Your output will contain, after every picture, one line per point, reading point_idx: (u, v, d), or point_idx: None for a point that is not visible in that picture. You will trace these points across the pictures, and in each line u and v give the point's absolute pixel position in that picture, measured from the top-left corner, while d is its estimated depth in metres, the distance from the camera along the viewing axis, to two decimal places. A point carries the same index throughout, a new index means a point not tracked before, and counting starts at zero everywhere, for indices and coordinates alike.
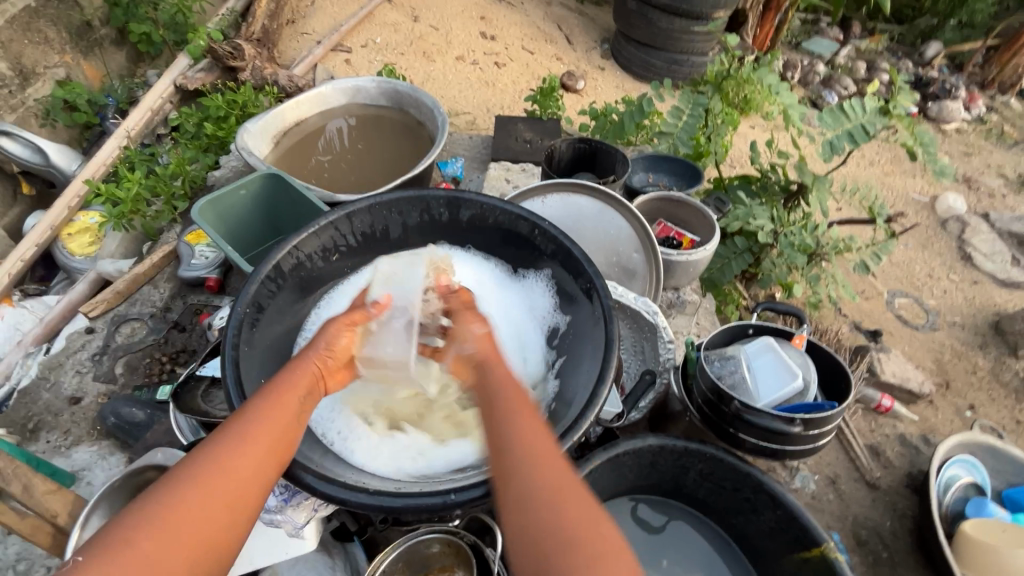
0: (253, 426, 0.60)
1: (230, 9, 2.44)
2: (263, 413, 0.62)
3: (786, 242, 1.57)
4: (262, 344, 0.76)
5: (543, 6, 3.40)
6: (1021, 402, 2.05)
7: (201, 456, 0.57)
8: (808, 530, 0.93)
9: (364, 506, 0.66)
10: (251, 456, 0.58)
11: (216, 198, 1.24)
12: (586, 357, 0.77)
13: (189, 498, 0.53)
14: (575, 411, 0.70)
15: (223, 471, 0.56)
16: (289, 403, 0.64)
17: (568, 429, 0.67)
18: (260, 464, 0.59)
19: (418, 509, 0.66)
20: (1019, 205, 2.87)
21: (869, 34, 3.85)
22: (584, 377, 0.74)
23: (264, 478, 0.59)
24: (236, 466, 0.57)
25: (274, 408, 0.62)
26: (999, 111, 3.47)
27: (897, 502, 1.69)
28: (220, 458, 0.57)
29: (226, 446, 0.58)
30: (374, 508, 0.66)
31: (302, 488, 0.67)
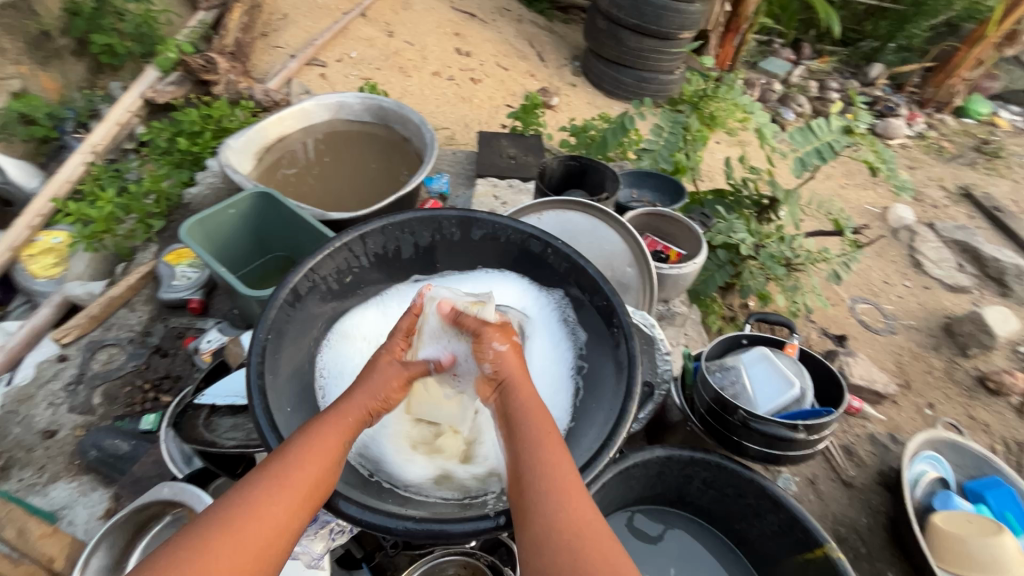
0: (289, 467, 0.59)
1: (200, 21, 2.38)
2: (299, 453, 0.61)
3: (765, 254, 1.64)
4: (283, 370, 0.74)
5: (514, 23, 3.46)
6: (973, 399, 2.20)
7: (235, 498, 0.56)
8: (811, 532, 0.96)
9: (410, 534, 0.63)
10: (283, 499, 0.57)
11: (204, 218, 1.20)
12: (609, 371, 0.79)
13: (220, 542, 0.53)
14: (605, 426, 0.72)
15: (255, 513, 0.55)
16: (325, 446, 0.63)
17: (603, 444, 0.68)
18: (292, 507, 0.57)
19: (464, 534, 0.63)
20: (959, 215, 3.10)
21: (819, 55, 4.10)
22: (610, 392, 0.76)
23: (294, 523, 0.57)
24: (269, 507, 0.56)
25: (310, 450, 0.61)
26: (937, 128, 3.75)
27: (871, 499, 1.78)
28: (252, 501, 0.56)
29: (261, 487, 0.57)
30: (420, 535, 0.63)
31: (342, 518, 0.65)
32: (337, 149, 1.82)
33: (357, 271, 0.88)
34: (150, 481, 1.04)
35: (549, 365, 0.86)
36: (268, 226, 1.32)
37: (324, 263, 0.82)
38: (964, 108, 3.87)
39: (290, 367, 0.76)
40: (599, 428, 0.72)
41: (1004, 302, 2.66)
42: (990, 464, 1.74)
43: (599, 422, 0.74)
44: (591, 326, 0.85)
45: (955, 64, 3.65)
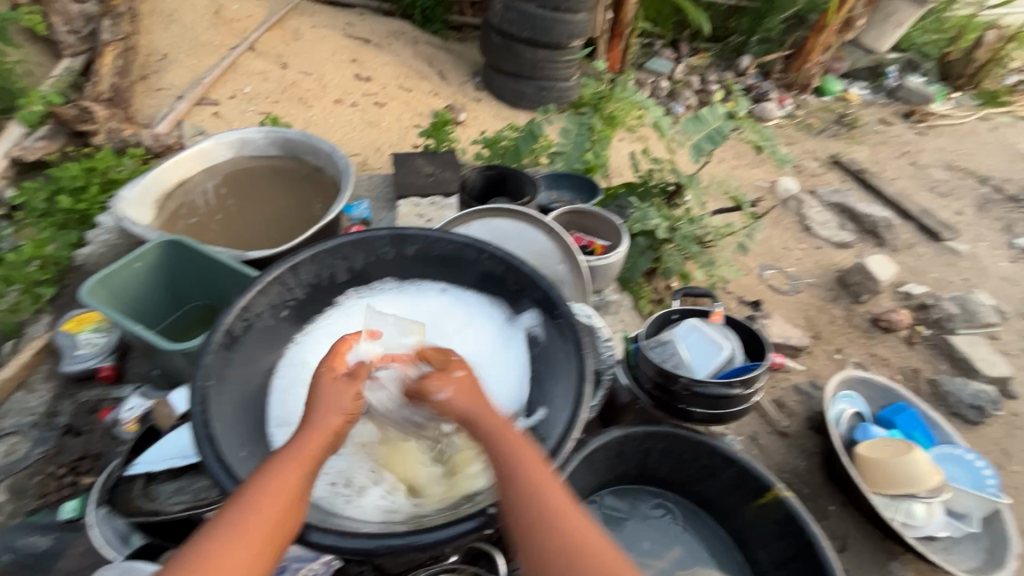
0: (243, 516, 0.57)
1: (66, 68, 2.19)
2: (253, 502, 0.59)
3: (679, 235, 1.76)
4: (231, 418, 0.72)
5: (410, 46, 3.49)
6: (872, 339, 2.47)
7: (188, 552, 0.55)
8: (760, 478, 1.05)
9: (394, 551, 0.63)
10: (240, 549, 0.56)
11: (107, 277, 1.11)
12: (562, 361, 0.82)
13: None
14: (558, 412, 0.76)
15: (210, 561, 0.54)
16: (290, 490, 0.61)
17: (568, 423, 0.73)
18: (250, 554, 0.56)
19: (454, 537, 0.64)
20: (833, 181, 3.51)
21: (696, 52, 4.49)
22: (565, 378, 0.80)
23: (257, 573, 0.56)
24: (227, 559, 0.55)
25: (265, 496, 0.59)
26: (803, 107, 4.22)
27: (805, 443, 1.95)
28: (203, 555, 0.54)
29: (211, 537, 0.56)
30: (405, 549, 0.63)
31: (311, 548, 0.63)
32: (245, 187, 1.73)
33: (292, 304, 0.85)
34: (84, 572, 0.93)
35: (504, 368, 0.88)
36: (181, 275, 1.23)
37: (256, 300, 0.79)
38: (821, 88, 4.39)
39: (236, 412, 0.73)
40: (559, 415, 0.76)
41: (881, 251, 3.03)
42: (894, 392, 1.98)
43: (559, 405, 0.78)
44: (535, 326, 0.88)
45: (809, 50, 4.13)
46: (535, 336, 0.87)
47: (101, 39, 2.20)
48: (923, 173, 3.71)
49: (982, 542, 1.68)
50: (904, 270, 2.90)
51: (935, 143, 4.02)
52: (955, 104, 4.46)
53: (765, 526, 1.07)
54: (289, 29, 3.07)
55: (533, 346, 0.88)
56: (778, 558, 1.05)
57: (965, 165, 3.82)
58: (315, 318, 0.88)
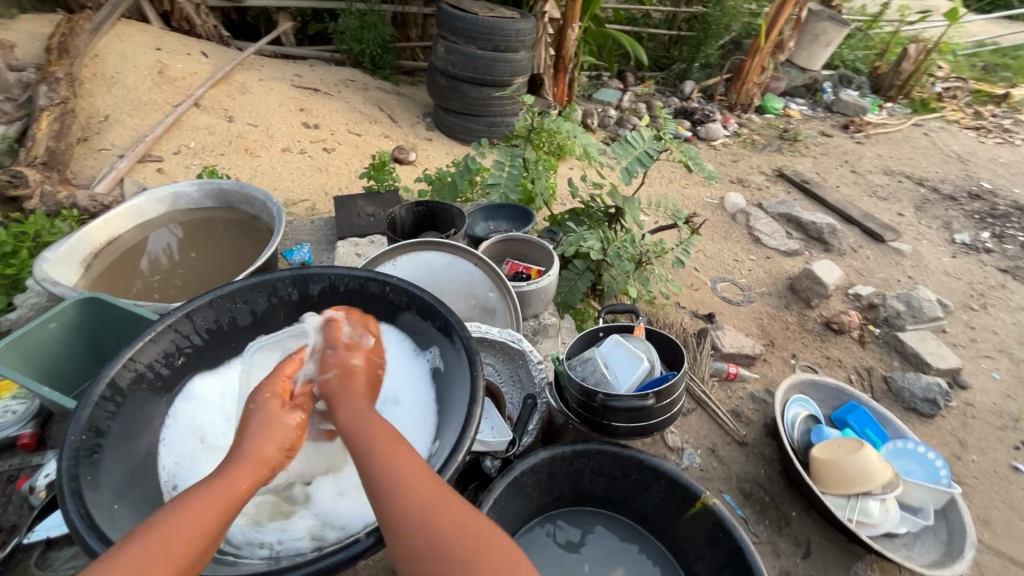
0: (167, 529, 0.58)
1: (1, 136, 2.19)
2: (173, 522, 0.59)
3: (615, 255, 1.81)
4: (110, 474, 0.71)
5: (360, 92, 3.58)
6: (825, 342, 2.53)
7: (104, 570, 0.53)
8: (689, 488, 1.05)
9: None
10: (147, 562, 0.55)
11: (18, 340, 1.09)
12: (456, 386, 0.83)
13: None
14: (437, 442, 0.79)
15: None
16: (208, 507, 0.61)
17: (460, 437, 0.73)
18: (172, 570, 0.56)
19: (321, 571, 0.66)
20: (778, 193, 3.64)
21: (640, 81, 4.70)
22: (458, 403, 0.80)
23: None
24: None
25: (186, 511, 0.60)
26: (746, 126, 4.42)
27: (764, 450, 1.95)
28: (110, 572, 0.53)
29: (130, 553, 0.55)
30: None
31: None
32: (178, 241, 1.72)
33: (189, 351, 0.85)
34: None
35: (407, 396, 0.89)
36: (100, 333, 1.21)
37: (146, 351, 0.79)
38: (762, 106, 4.61)
39: (116, 467, 0.72)
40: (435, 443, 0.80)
41: (828, 255, 3.13)
42: (844, 392, 2.01)
43: (450, 427, 0.79)
44: (434, 357, 0.90)
45: (745, 73, 4.36)
46: (437, 366, 0.89)
47: (38, 105, 2.22)
48: (863, 179, 3.88)
49: (940, 538, 1.68)
50: (851, 273, 3.00)
51: (873, 150, 4.22)
52: (888, 113, 4.71)
53: (699, 536, 1.06)
54: (236, 84, 3.13)
55: (435, 375, 0.89)
56: (713, 568, 1.04)
57: (902, 169, 4.01)
58: (214, 364, 0.89)
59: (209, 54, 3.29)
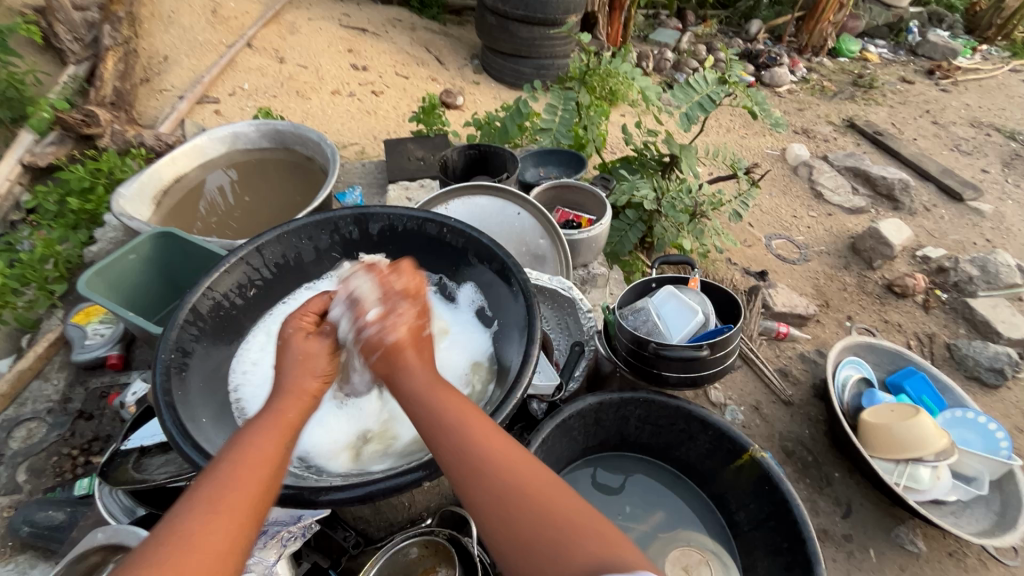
0: (233, 486, 0.53)
1: (73, 75, 2.27)
2: (234, 463, 0.56)
3: (669, 206, 1.75)
4: (194, 376, 0.76)
5: (408, 32, 3.50)
6: (885, 305, 2.41)
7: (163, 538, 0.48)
8: (736, 441, 1.05)
9: (343, 502, 0.67)
10: (233, 493, 0.53)
11: (104, 268, 1.16)
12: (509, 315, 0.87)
13: (206, 514, 0.51)
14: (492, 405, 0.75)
15: (197, 540, 0.49)
16: (270, 441, 0.59)
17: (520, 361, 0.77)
18: (240, 527, 0.52)
19: (391, 489, 0.68)
20: (847, 145, 3.39)
21: (703, 20, 4.38)
22: (513, 325, 0.85)
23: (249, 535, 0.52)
24: (208, 542, 0.49)
25: (252, 452, 0.57)
26: (817, 71, 4.07)
27: (811, 411, 1.91)
28: (195, 515, 0.50)
29: (201, 507, 0.51)
30: (350, 501, 0.67)
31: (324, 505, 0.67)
32: (223, 185, 1.76)
33: (259, 285, 0.88)
34: None
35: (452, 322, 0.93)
36: (175, 267, 1.29)
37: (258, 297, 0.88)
38: (837, 49, 4.22)
39: (206, 376, 0.78)
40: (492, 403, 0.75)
41: (897, 214, 2.92)
42: (903, 355, 1.92)
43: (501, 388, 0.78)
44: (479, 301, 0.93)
45: (821, 10, 3.96)
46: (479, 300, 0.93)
47: (104, 45, 2.27)
48: (945, 131, 3.55)
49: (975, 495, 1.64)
50: (921, 233, 2.79)
51: (960, 99, 3.82)
52: (981, 58, 4.22)
53: (744, 487, 1.08)
54: (285, 23, 3.13)
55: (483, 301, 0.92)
56: (755, 518, 1.06)
57: (990, 121, 3.63)
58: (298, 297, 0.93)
59: None
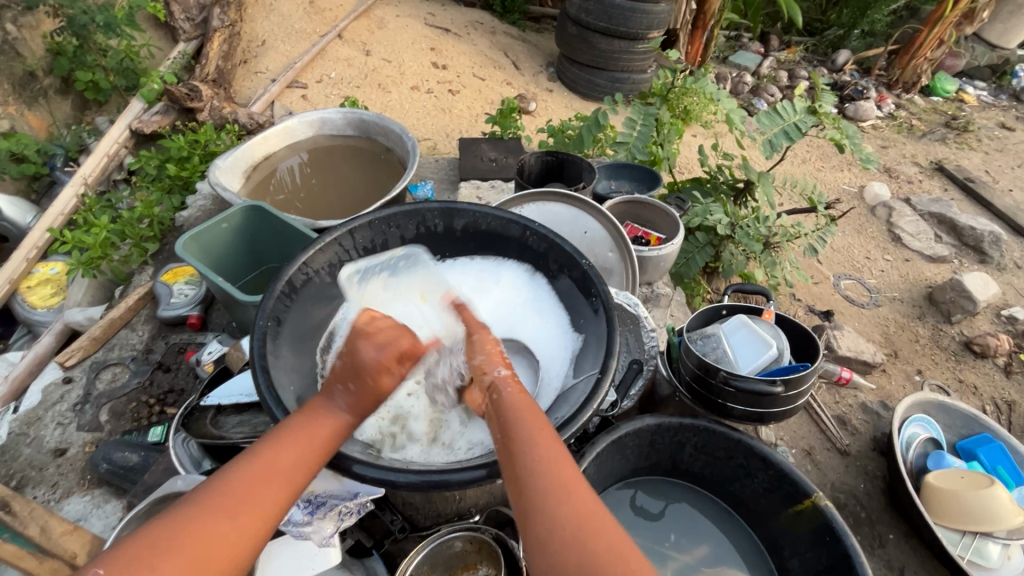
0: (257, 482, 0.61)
1: (181, 52, 2.43)
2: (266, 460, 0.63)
3: (742, 232, 1.70)
4: (285, 342, 0.79)
5: (488, 35, 3.56)
6: (961, 363, 2.25)
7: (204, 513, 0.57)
8: (799, 485, 1.01)
9: (413, 486, 0.67)
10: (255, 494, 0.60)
11: (199, 233, 1.24)
12: (590, 325, 0.86)
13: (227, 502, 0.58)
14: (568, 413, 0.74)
15: (228, 528, 0.56)
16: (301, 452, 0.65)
17: (601, 374, 0.76)
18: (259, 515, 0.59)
19: (463, 482, 0.67)
20: (934, 189, 3.19)
21: (787, 46, 4.24)
22: (595, 335, 0.84)
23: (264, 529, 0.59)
24: (219, 536, 0.55)
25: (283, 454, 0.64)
26: (906, 108, 3.86)
27: (868, 465, 1.80)
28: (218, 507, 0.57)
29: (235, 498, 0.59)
30: (421, 485, 0.67)
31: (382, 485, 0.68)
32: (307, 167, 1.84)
33: (348, 265, 0.91)
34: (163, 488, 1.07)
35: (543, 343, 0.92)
36: (258, 239, 1.36)
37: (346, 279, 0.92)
38: (931, 87, 3.98)
39: (298, 340, 0.82)
40: (570, 412, 0.74)
41: (983, 268, 2.73)
42: (979, 421, 1.78)
43: (575, 397, 0.78)
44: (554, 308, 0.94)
45: (918, 45, 3.75)
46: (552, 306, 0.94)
47: (211, 26, 2.41)
48: None
49: None
50: (1009, 292, 2.59)
51: None
52: None
53: (801, 534, 1.03)
54: (375, 18, 3.24)
55: (562, 305, 0.93)
56: (810, 567, 1.01)
57: None
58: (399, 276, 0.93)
59: None
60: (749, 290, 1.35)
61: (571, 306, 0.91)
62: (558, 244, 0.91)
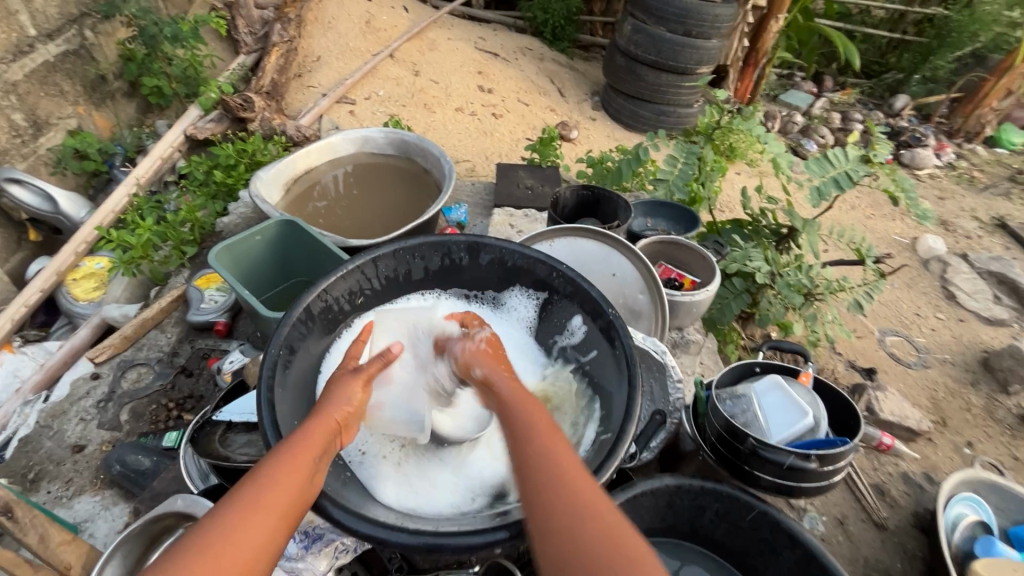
0: (261, 495, 0.57)
1: (241, 64, 2.54)
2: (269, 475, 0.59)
3: (783, 282, 1.62)
4: (294, 372, 0.77)
5: (536, 62, 3.60)
6: (1017, 439, 2.07)
7: (192, 543, 0.52)
8: (829, 569, 0.92)
9: (407, 548, 0.64)
10: (258, 515, 0.56)
11: (232, 244, 1.27)
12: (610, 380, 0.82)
13: (234, 525, 0.54)
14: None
15: (232, 548, 0.53)
16: (303, 467, 0.62)
17: (618, 439, 0.71)
18: (270, 530, 0.56)
19: (460, 548, 0.64)
20: (994, 246, 3.01)
21: (840, 87, 4.12)
22: (613, 394, 0.79)
23: (275, 543, 0.56)
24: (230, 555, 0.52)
25: (282, 469, 0.60)
26: (967, 158, 3.68)
27: (906, 543, 1.65)
28: (219, 529, 0.54)
29: (229, 520, 0.55)
30: (419, 549, 0.64)
31: (377, 543, 0.65)
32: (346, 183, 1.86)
33: (368, 293, 0.90)
34: (169, 497, 1.07)
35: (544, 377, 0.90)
36: (288, 253, 1.38)
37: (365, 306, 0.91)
38: (996, 138, 3.78)
39: (309, 369, 0.80)
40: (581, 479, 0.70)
41: None
42: None
43: (588, 461, 0.73)
44: (572, 346, 0.91)
45: (984, 95, 3.58)
46: (569, 342, 0.91)
47: (271, 41, 2.52)
48: None
49: None
50: None
51: None
52: None
53: None
54: (427, 40, 3.32)
55: (586, 349, 0.88)
56: None
57: None
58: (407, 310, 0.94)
59: (409, 8, 3.49)
60: (786, 346, 1.27)
61: (592, 355, 0.87)
62: (583, 289, 0.88)
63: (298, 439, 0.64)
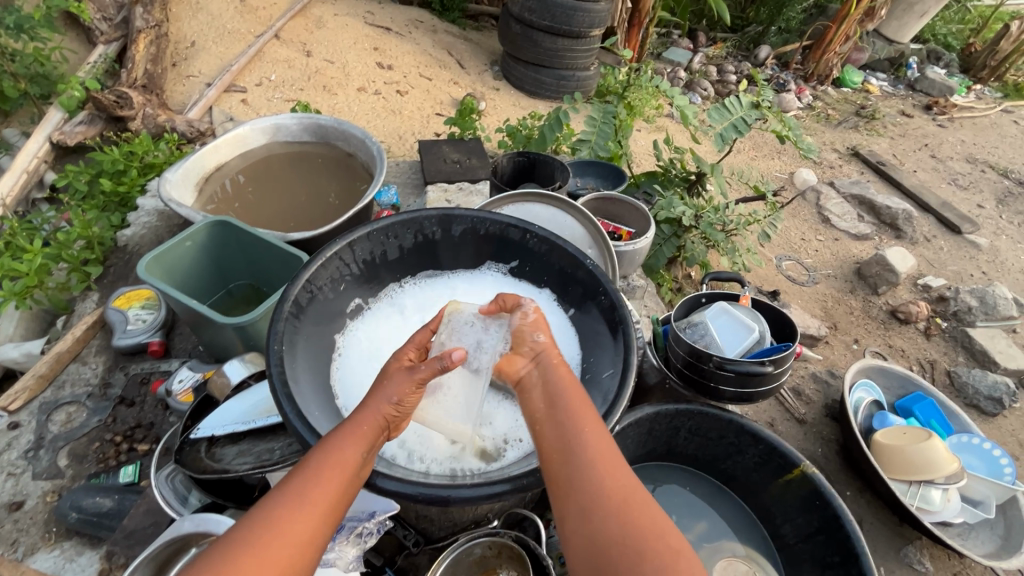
0: (312, 490, 0.59)
1: (102, 55, 2.23)
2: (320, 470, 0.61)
3: (705, 223, 1.78)
4: (299, 367, 0.77)
5: (430, 34, 3.51)
6: (890, 330, 2.48)
7: (243, 537, 0.54)
8: (787, 456, 1.09)
9: (468, 500, 0.68)
10: (310, 512, 0.57)
11: (161, 253, 1.15)
12: (599, 322, 0.89)
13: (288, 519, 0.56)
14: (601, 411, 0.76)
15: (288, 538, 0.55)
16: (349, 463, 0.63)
17: (627, 366, 0.79)
18: (317, 525, 0.57)
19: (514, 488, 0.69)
20: (852, 172, 3.50)
21: (713, 42, 4.46)
22: (608, 333, 0.86)
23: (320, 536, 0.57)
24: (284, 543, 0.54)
25: (328, 466, 0.61)
26: (822, 98, 4.18)
27: (822, 430, 1.93)
28: (273, 516, 0.56)
29: (286, 507, 0.57)
30: (476, 499, 0.68)
31: (434, 502, 0.68)
32: (266, 176, 1.74)
33: (348, 279, 0.90)
34: (145, 532, 0.98)
35: None
36: (225, 256, 1.28)
37: (348, 292, 0.91)
38: (840, 79, 4.33)
39: (310, 361, 0.81)
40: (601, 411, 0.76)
41: (900, 243, 3.01)
42: (912, 381, 1.93)
43: (601, 393, 0.80)
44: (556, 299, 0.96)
45: (829, 40, 4.05)
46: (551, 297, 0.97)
47: (134, 26, 2.22)
48: (943, 165, 3.66)
49: (987, 510, 1.62)
50: (922, 262, 2.88)
51: (956, 135, 3.96)
52: (977, 96, 4.37)
53: (791, 500, 1.11)
54: (312, 17, 3.10)
55: (567, 305, 0.95)
56: (802, 529, 1.09)
57: (986, 158, 3.77)
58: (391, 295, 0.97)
59: None
60: (722, 276, 1.42)
61: (577, 302, 0.93)
62: (558, 244, 0.93)
63: (343, 435, 0.65)
